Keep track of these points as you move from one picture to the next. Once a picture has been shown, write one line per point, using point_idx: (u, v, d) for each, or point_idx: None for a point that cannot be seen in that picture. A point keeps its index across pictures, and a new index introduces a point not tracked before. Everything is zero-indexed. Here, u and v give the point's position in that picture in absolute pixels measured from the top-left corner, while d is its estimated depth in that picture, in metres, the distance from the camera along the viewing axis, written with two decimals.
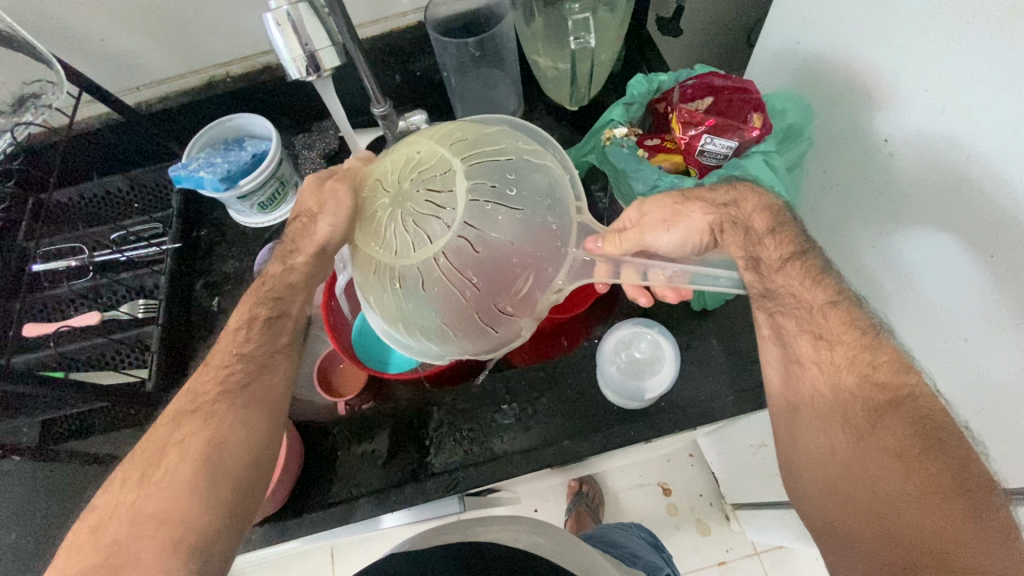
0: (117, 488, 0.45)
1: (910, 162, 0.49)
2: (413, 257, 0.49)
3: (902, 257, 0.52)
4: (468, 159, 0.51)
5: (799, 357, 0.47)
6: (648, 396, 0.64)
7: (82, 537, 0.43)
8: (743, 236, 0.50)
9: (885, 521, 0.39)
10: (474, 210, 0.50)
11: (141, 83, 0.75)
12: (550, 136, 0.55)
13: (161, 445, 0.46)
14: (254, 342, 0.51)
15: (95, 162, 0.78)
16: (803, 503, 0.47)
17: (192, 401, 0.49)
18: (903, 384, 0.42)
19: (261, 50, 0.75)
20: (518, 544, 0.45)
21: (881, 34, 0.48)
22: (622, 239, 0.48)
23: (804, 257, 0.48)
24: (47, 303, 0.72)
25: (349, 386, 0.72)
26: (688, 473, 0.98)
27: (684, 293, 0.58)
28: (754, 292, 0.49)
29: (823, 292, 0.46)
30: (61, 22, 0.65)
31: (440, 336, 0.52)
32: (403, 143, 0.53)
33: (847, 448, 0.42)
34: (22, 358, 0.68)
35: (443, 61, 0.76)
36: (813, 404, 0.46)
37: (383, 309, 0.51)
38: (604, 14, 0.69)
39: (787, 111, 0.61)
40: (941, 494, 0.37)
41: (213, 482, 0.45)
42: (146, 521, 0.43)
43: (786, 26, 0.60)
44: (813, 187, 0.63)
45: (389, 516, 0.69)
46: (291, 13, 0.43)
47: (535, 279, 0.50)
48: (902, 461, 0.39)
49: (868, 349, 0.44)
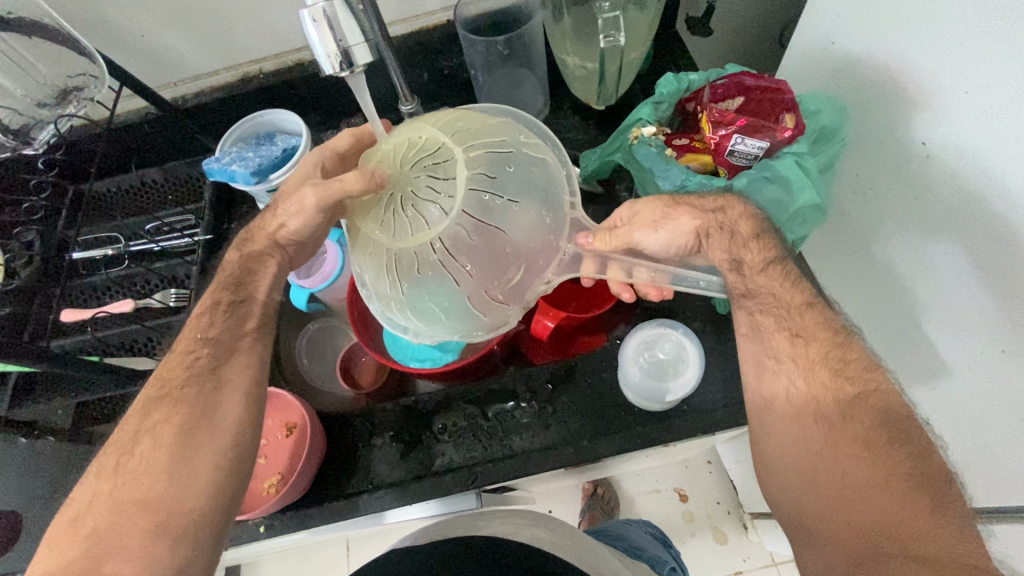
0: (91, 483, 0.45)
1: (951, 167, 0.47)
2: (410, 240, 0.48)
3: (936, 264, 0.51)
4: (469, 147, 0.50)
5: (775, 353, 0.48)
6: (668, 398, 0.63)
7: (62, 531, 0.43)
8: (728, 240, 0.51)
9: (858, 508, 0.39)
10: (473, 200, 0.50)
11: (177, 79, 0.78)
12: (549, 129, 0.55)
13: (133, 433, 0.47)
14: (217, 328, 0.51)
15: (133, 155, 0.82)
16: (768, 491, 0.48)
17: (160, 388, 0.49)
18: (870, 379, 0.44)
19: (294, 46, 0.77)
20: (520, 537, 0.44)
21: (924, 37, 0.46)
22: (614, 237, 0.50)
23: (783, 262, 0.51)
24: (85, 290, 0.75)
25: (369, 377, 0.75)
26: (706, 480, 0.96)
27: (667, 293, 0.61)
28: (736, 292, 0.51)
29: (800, 295, 0.49)
30: (104, 18, 0.68)
31: (431, 316, 0.51)
32: (405, 125, 0.52)
33: (818, 437, 0.43)
34: (60, 341, 0.72)
35: (472, 59, 0.77)
36: (786, 399, 0.46)
37: (379, 292, 0.50)
38: (635, 12, 0.69)
39: (821, 112, 0.59)
40: (903, 483, 0.39)
41: (190, 465, 0.45)
42: (125, 507, 0.43)
43: (819, 26, 0.58)
44: (846, 191, 0.62)
45: (415, 507, 0.69)
46: (326, 9, 0.44)
47: (526, 270, 0.51)
48: (871, 449, 0.41)
49: (839, 347, 0.46)
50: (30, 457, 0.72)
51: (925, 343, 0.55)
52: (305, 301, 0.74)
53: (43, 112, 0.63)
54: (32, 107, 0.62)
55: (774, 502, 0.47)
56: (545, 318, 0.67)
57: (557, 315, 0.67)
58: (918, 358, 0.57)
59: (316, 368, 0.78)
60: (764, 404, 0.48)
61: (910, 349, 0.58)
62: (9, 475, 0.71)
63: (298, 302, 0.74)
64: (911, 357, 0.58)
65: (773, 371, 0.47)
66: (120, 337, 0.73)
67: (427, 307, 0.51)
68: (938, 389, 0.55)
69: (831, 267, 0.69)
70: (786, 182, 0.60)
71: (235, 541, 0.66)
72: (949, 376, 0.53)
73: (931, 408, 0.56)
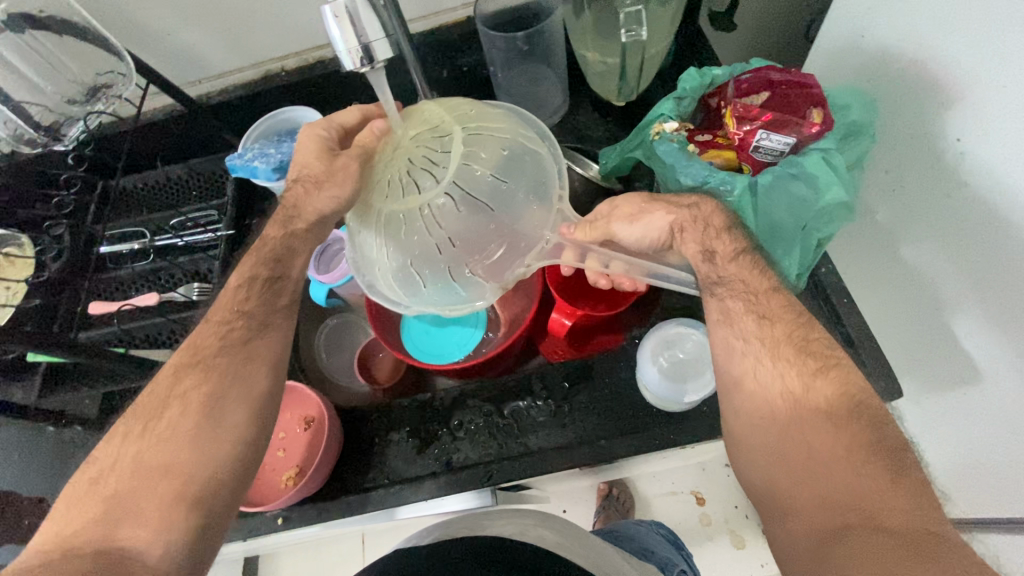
0: (117, 442, 0.45)
1: (989, 163, 0.45)
2: (400, 203, 0.51)
3: (973, 261, 0.49)
4: (467, 129, 0.53)
5: (744, 335, 0.46)
6: (686, 400, 0.62)
7: (82, 488, 0.43)
8: (701, 233, 0.50)
9: (825, 484, 0.38)
10: (464, 174, 0.53)
11: (203, 77, 0.79)
12: (548, 129, 0.54)
13: (162, 398, 0.46)
14: (253, 301, 0.51)
15: (160, 151, 0.84)
16: (740, 472, 0.45)
17: (192, 355, 0.49)
18: (831, 355, 0.44)
19: (316, 44, 0.78)
20: (522, 539, 0.44)
21: (965, 29, 0.44)
22: (592, 228, 0.50)
23: (753, 251, 0.50)
24: (112, 283, 0.77)
25: (384, 373, 0.75)
26: (723, 486, 0.88)
27: (638, 283, 0.63)
28: (707, 280, 0.49)
29: (766, 279, 0.49)
30: (134, 18, 0.69)
31: (408, 283, 0.53)
32: (412, 109, 0.55)
33: (784, 412, 0.42)
34: (88, 333, 0.74)
35: (492, 56, 0.76)
36: (755, 377, 0.44)
37: (365, 253, 0.53)
38: (657, 7, 0.68)
39: (851, 107, 0.57)
40: (864, 452, 0.38)
41: (215, 430, 0.45)
42: (146, 474, 0.43)
43: (848, 19, 0.57)
44: (875, 189, 0.60)
45: (451, 498, 0.67)
46: (348, 6, 0.44)
47: (506, 249, 0.53)
48: (834, 423, 0.40)
49: (801, 327, 0.46)
50: (56, 445, 0.74)
51: (956, 349, 0.53)
52: (324, 296, 0.74)
53: (73, 109, 0.64)
54: (62, 104, 0.64)
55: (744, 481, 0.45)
56: (563, 315, 0.66)
57: (574, 314, 0.66)
58: (947, 365, 0.55)
59: (335, 363, 0.79)
60: (732, 385, 0.46)
61: (938, 357, 0.56)
62: (39, 461, 0.73)
63: (319, 298, 0.74)
64: (936, 366, 0.57)
65: (742, 352, 0.46)
66: (144, 330, 0.75)
67: (405, 272, 0.53)
68: (971, 395, 0.53)
69: (855, 266, 0.67)
70: (808, 179, 0.59)
71: (252, 533, 0.68)
72: (983, 381, 0.51)
73: (966, 413, 0.54)
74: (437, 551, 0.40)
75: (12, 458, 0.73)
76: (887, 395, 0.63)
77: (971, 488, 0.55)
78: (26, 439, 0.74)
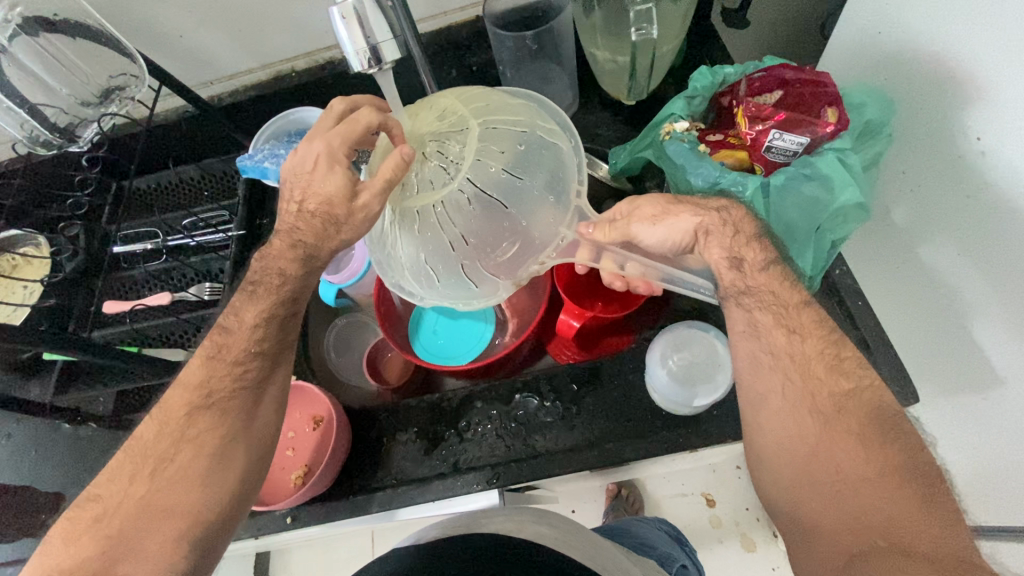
0: (124, 483, 0.45)
1: (1010, 160, 0.44)
2: (415, 199, 0.50)
3: (996, 262, 0.47)
4: (485, 122, 0.52)
5: (771, 348, 0.45)
6: (695, 403, 0.62)
7: (82, 526, 0.43)
8: (728, 238, 0.48)
9: (853, 506, 0.38)
10: (480, 170, 0.52)
11: (214, 79, 0.80)
12: (569, 120, 0.55)
13: (174, 439, 0.46)
14: (270, 339, 0.50)
15: (172, 152, 0.85)
16: (763, 492, 0.45)
17: (204, 397, 0.48)
18: (864, 376, 0.43)
19: (325, 45, 0.78)
20: (519, 534, 0.42)
21: (987, 23, 0.43)
22: (613, 227, 0.50)
23: (781, 263, 0.48)
24: (126, 281, 0.78)
25: (394, 371, 0.76)
26: (734, 487, 0.83)
27: (656, 288, 0.63)
28: (734, 290, 0.47)
29: (799, 293, 0.47)
30: (144, 19, 0.70)
31: (426, 278, 0.53)
32: (425, 103, 0.54)
33: (813, 434, 0.41)
34: (102, 332, 0.75)
35: (501, 55, 0.76)
36: (781, 393, 0.44)
37: (383, 242, 0.54)
38: (667, 5, 0.67)
39: (866, 105, 0.57)
40: (897, 477, 0.38)
41: (231, 430, 0.47)
42: (155, 513, 0.44)
43: (866, 14, 0.55)
44: (892, 190, 0.59)
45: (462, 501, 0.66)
46: (355, 6, 0.44)
47: (520, 246, 0.52)
48: (864, 445, 0.40)
49: (833, 344, 0.44)
50: (71, 442, 0.75)
51: (976, 353, 0.52)
52: (333, 297, 0.74)
53: (86, 110, 0.65)
54: (76, 105, 0.64)
55: (763, 495, 0.45)
56: (570, 316, 0.65)
57: (581, 314, 0.65)
58: (963, 372, 0.54)
59: (343, 362, 0.80)
60: (756, 398, 0.45)
61: (959, 363, 0.54)
62: (54, 457, 0.74)
63: (326, 297, 0.75)
64: (955, 372, 0.55)
65: (768, 368, 0.45)
66: (157, 329, 0.76)
67: (422, 265, 0.53)
68: (988, 402, 0.51)
69: (869, 268, 0.66)
70: (824, 180, 0.58)
71: (261, 531, 0.68)
72: (1003, 388, 0.49)
73: (983, 424, 0.53)
74: (436, 556, 0.39)
75: (30, 453, 0.75)
76: (901, 398, 0.61)
77: (986, 496, 0.53)
78: (42, 435, 0.76)
